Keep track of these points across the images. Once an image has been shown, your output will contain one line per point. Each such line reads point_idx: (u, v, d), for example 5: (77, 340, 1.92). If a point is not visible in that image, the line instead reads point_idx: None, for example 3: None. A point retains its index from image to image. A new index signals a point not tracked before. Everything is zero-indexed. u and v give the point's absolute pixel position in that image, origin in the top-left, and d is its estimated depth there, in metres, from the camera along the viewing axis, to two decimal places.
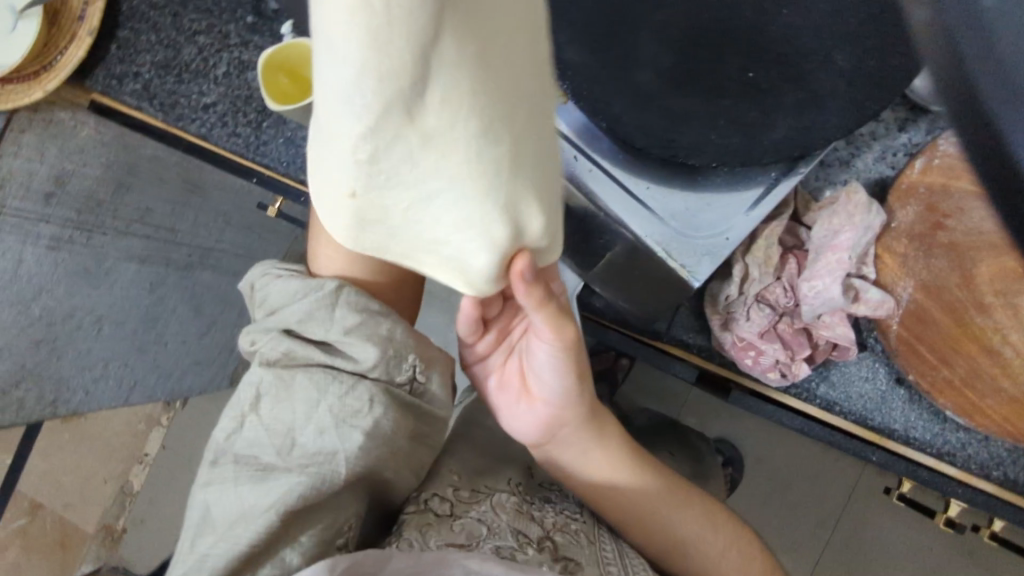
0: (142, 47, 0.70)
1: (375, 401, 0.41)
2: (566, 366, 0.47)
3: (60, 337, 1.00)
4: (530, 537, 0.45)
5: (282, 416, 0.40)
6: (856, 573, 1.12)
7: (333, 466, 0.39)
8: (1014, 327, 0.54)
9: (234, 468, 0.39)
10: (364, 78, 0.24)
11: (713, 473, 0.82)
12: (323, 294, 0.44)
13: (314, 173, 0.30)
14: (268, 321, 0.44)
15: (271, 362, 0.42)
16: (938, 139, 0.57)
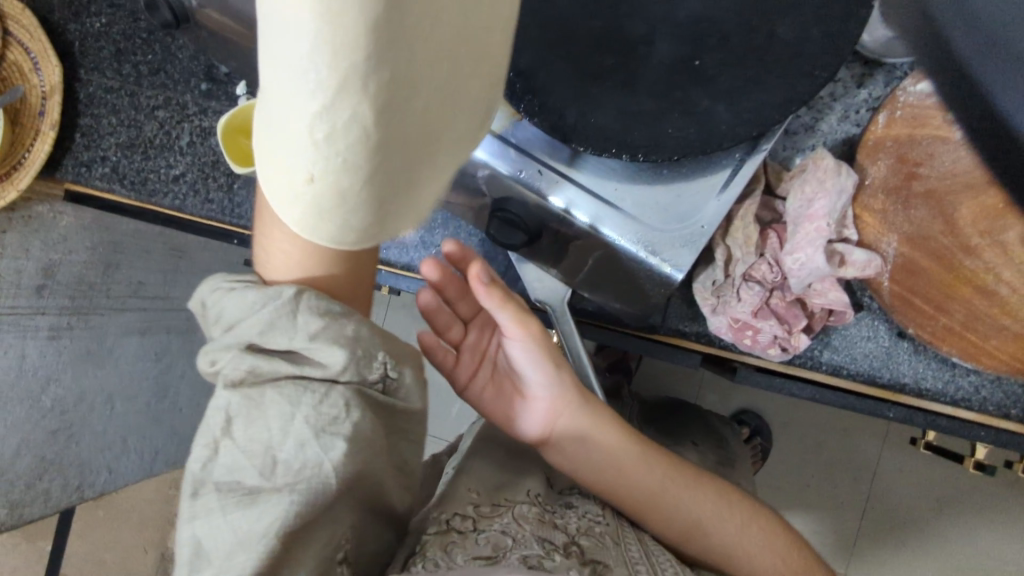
0: (105, 131, 0.71)
1: (353, 409, 0.34)
2: (542, 352, 0.50)
3: (76, 423, 0.99)
4: (556, 544, 0.43)
5: (258, 438, 0.33)
6: (901, 523, 1.12)
7: (324, 478, 0.33)
8: (1005, 265, 0.54)
9: (216, 499, 0.32)
10: (318, 48, 0.24)
11: (738, 459, 0.81)
12: (281, 300, 0.35)
13: (272, 166, 0.28)
14: (222, 337, 0.35)
15: (236, 383, 0.34)
16: (898, 90, 0.56)
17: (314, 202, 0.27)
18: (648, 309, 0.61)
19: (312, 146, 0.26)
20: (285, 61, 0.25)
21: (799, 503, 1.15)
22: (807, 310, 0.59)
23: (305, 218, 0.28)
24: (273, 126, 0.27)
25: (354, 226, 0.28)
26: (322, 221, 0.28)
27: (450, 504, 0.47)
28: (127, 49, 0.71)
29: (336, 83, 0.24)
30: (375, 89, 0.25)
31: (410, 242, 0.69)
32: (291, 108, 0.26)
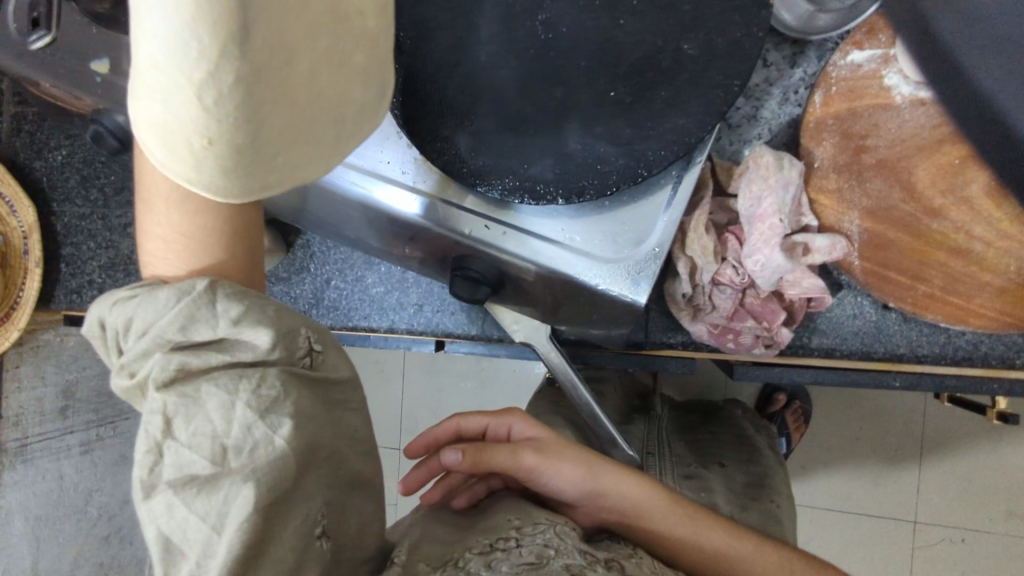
0: (87, 256, 0.75)
1: (290, 386, 0.37)
2: (549, 470, 0.50)
3: (124, 524, 1.04)
4: (596, 557, 0.41)
5: (202, 431, 0.34)
6: (954, 463, 1.10)
7: (281, 452, 0.35)
8: (974, 221, 0.53)
9: (173, 496, 0.33)
10: (193, 20, 0.28)
11: (773, 478, 0.77)
12: (195, 293, 0.38)
13: (166, 127, 0.31)
14: (137, 343, 0.37)
15: (168, 382, 0.35)
16: (828, 66, 0.55)
17: (203, 157, 0.32)
18: (626, 330, 0.61)
19: (195, 111, 0.30)
20: (157, 37, 0.29)
21: (845, 465, 1.14)
22: (785, 301, 0.59)
23: (195, 175, 0.32)
24: (144, 82, 0.31)
25: (241, 174, 0.32)
26: (227, 180, 0.32)
27: (493, 531, 0.44)
28: (90, 175, 0.74)
29: (214, 53, 0.28)
30: (242, 59, 0.29)
31: (388, 304, 0.70)
32: (171, 77, 0.30)
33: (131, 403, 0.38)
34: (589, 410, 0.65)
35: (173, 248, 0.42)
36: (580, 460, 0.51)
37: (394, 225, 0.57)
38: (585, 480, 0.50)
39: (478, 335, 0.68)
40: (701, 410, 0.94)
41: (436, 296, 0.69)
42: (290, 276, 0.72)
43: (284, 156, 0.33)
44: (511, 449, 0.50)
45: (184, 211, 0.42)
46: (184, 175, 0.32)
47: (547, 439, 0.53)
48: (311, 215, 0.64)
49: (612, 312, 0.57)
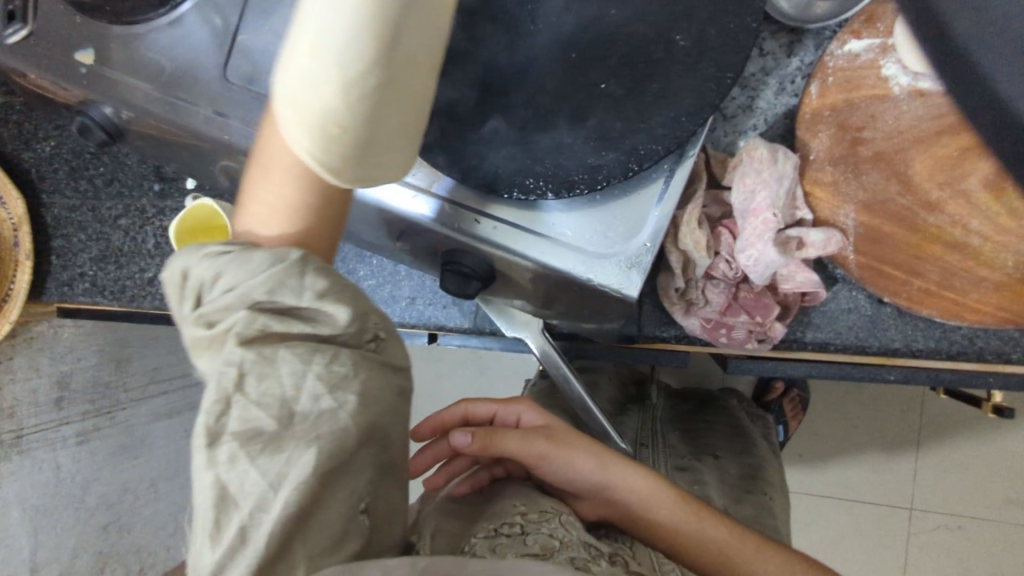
0: (78, 248, 0.74)
1: (360, 369, 0.36)
2: (561, 461, 0.49)
3: (124, 514, 1.03)
4: (600, 551, 0.41)
5: (272, 393, 0.33)
6: (951, 452, 1.10)
7: (343, 429, 0.34)
8: (970, 215, 0.52)
9: (237, 448, 0.32)
10: (363, 13, 0.30)
11: (767, 469, 0.76)
12: (289, 261, 0.36)
13: (294, 105, 0.32)
14: (220, 297, 0.36)
15: (247, 340, 0.34)
16: (825, 56, 0.54)
17: (324, 136, 0.32)
18: (618, 324, 0.61)
19: (337, 91, 0.31)
20: (324, 27, 0.30)
21: (843, 454, 1.13)
22: (779, 295, 0.58)
23: (314, 150, 0.32)
24: (294, 56, 0.31)
25: (352, 162, 0.33)
26: (338, 165, 0.33)
27: (498, 516, 0.44)
28: (79, 166, 0.73)
29: (375, 45, 0.30)
30: (389, 67, 0.31)
31: (381, 297, 0.70)
32: (320, 58, 0.31)
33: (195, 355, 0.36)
34: (583, 404, 0.64)
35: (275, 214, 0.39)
36: (591, 451, 0.51)
37: (384, 219, 0.56)
38: (593, 471, 0.49)
39: (471, 328, 0.68)
40: (696, 398, 0.93)
41: (431, 291, 0.68)
42: None
43: (387, 150, 0.34)
44: (521, 437, 0.49)
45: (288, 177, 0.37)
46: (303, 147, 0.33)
47: (558, 427, 0.52)
48: None
49: (606, 307, 0.57)
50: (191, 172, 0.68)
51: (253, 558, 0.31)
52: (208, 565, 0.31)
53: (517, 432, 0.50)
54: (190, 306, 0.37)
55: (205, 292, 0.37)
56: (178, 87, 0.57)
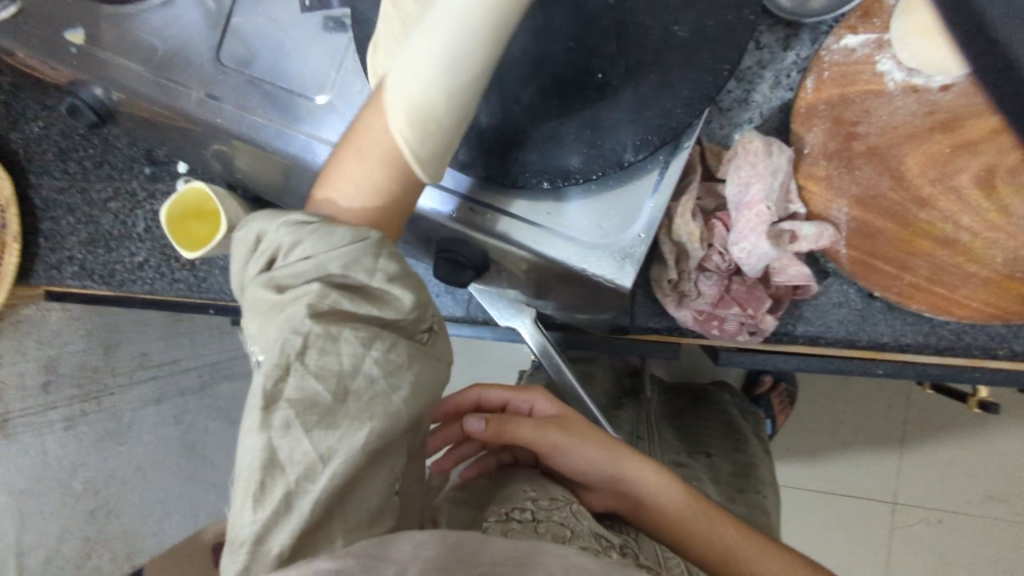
0: (66, 231, 0.73)
1: (414, 362, 0.36)
2: (577, 451, 0.49)
3: (109, 498, 1.05)
4: (611, 541, 0.42)
5: (329, 367, 0.34)
6: (937, 447, 1.11)
7: (394, 413, 0.35)
8: (961, 211, 0.53)
9: (293, 415, 0.33)
10: (478, 42, 0.39)
11: (760, 467, 0.77)
12: (370, 240, 0.38)
13: (405, 107, 0.40)
14: (295, 264, 0.37)
15: (317, 311, 0.35)
16: (821, 51, 0.54)
17: (418, 121, 0.40)
18: (610, 315, 0.61)
19: (447, 102, 0.40)
20: (445, 50, 0.39)
21: (831, 450, 1.15)
22: (772, 288, 0.58)
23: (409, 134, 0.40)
24: (410, 67, 0.40)
25: (438, 156, 0.41)
26: (428, 159, 0.41)
27: (508, 501, 0.44)
28: (69, 147, 0.72)
29: (480, 68, 0.40)
30: (483, 85, 0.41)
31: None
32: (435, 74, 0.39)
33: (255, 317, 0.37)
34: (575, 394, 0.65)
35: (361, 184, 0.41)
36: (603, 443, 0.50)
37: None
38: (606, 463, 0.50)
39: (465, 317, 0.68)
40: (689, 393, 0.94)
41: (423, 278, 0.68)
42: None
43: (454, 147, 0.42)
44: (537, 426, 0.49)
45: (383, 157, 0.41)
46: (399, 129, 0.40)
47: (571, 417, 0.52)
48: (294, 193, 0.63)
49: (600, 298, 0.57)
50: (183, 155, 0.67)
51: (299, 525, 0.32)
52: (249, 531, 0.32)
53: (532, 419, 0.50)
54: (262, 269, 0.38)
55: (280, 258, 0.38)
56: (170, 69, 0.56)
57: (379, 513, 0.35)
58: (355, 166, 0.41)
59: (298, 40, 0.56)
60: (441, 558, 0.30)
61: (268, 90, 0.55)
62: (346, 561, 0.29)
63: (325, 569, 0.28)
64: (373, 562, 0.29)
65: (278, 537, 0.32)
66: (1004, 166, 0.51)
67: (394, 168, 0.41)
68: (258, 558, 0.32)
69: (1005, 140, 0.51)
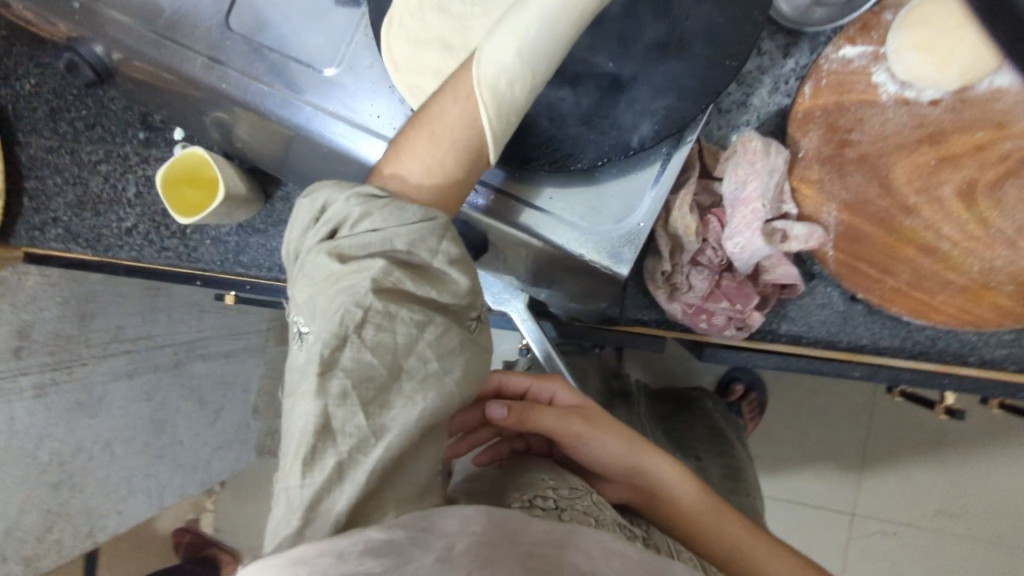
0: (52, 192, 0.72)
1: (464, 348, 0.38)
2: (600, 443, 0.50)
3: (75, 472, 1.02)
4: (631, 531, 0.43)
5: (385, 344, 0.35)
6: (900, 459, 1.14)
7: (448, 394, 0.36)
8: (942, 220, 0.55)
9: (350, 386, 0.33)
10: (563, 38, 0.42)
11: (747, 470, 0.79)
12: (435, 222, 0.39)
13: (490, 93, 0.41)
14: (360, 235, 0.37)
15: (380, 287, 0.35)
16: (820, 59, 0.56)
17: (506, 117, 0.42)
18: (603, 305, 0.62)
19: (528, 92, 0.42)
20: (536, 42, 0.41)
21: (797, 462, 1.18)
22: (759, 286, 0.60)
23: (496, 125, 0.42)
24: (500, 56, 0.41)
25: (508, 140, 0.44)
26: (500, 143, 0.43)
27: (529, 488, 0.44)
28: (60, 107, 0.71)
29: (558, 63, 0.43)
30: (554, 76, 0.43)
31: None
32: (522, 64, 0.41)
33: (314, 283, 0.37)
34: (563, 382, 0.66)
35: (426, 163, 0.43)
36: (622, 436, 0.51)
37: None
38: (626, 456, 0.50)
39: None
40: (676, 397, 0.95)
41: None
42: (267, 227, 0.70)
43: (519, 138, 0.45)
44: (560, 415, 0.50)
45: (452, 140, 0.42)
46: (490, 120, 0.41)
47: (592, 408, 0.52)
48: (295, 167, 0.63)
49: (595, 286, 0.58)
50: (180, 121, 0.67)
51: (354, 493, 0.32)
52: (303, 496, 0.32)
53: (555, 410, 0.50)
54: (322, 238, 0.39)
55: (343, 229, 0.38)
56: (177, 29, 0.55)
57: (425, 492, 0.36)
58: (424, 144, 0.43)
59: (295, 21, 0.55)
60: (487, 532, 0.33)
61: (274, 59, 0.54)
62: (396, 533, 0.31)
63: (377, 539, 0.30)
64: (422, 534, 0.32)
65: (333, 503, 0.32)
66: (984, 181, 0.54)
67: (464, 155, 0.43)
68: (311, 524, 0.32)
69: (987, 155, 0.53)
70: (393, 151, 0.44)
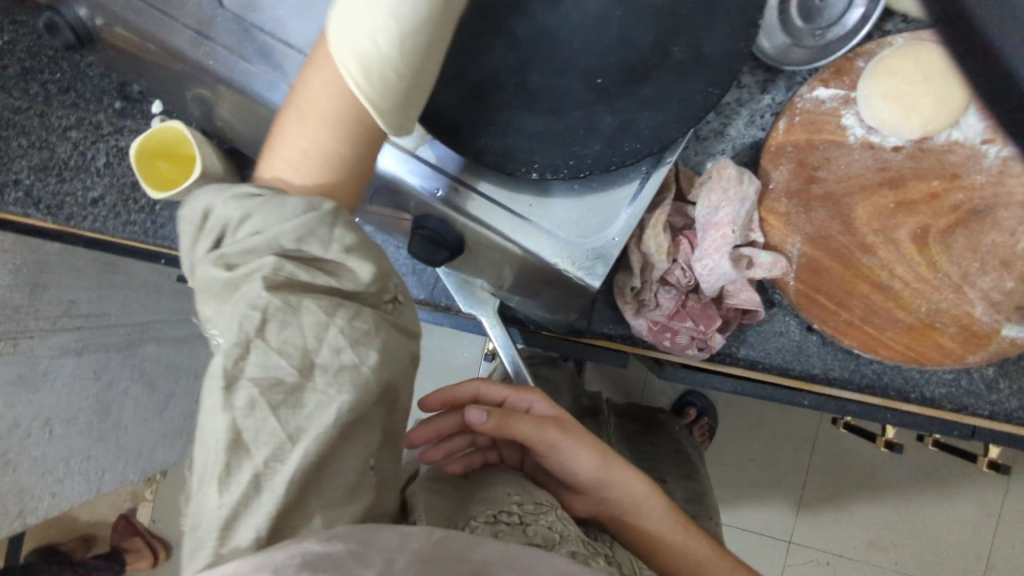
0: (16, 154, 0.69)
1: (381, 330, 0.36)
2: (575, 453, 0.51)
3: (12, 449, 0.99)
4: (595, 548, 0.44)
5: (293, 342, 0.33)
6: (839, 491, 1.18)
7: (365, 383, 0.34)
8: (896, 261, 0.58)
9: (258, 395, 0.31)
10: None
11: (710, 495, 0.80)
12: (321, 211, 0.36)
13: (357, 55, 0.37)
14: (245, 239, 0.35)
15: (272, 284, 0.34)
16: (795, 97, 0.59)
17: (387, 87, 0.37)
18: (572, 317, 0.64)
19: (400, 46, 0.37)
20: None
21: (741, 489, 1.20)
22: (723, 309, 0.62)
23: (375, 97, 0.37)
24: (360, 17, 0.37)
25: (401, 106, 0.39)
26: (390, 109, 0.38)
27: (494, 502, 0.45)
28: (33, 68, 0.69)
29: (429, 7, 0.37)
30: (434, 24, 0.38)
31: None
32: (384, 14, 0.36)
33: (206, 295, 0.35)
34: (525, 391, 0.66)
35: (303, 160, 0.39)
36: (596, 448, 0.52)
37: None
38: (599, 467, 0.51)
39: (425, 300, 0.71)
40: (644, 419, 0.97)
41: (391, 257, 0.71)
42: None
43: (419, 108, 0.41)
44: (538, 424, 0.50)
45: (332, 130, 0.39)
46: (366, 93, 0.37)
47: (568, 419, 0.53)
48: None
49: (565, 297, 0.59)
50: (161, 94, 0.65)
51: (274, 506, 0.31)
52: (217, 515, 0.31)
53: (532, 418, 0.50)
54: (209, 247, 0.36)
55: (229, 235, 0.36)
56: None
57: (351, 498, 0.34)
58: (300, 139, 0.40)
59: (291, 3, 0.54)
60: (428, 551, 0.32)
61: (263, 41, 0.53)
62: (335, 546, 0.29)
63: (315, 552, 0.29)
64: (362, 548, 0.30)
65: (246, 529, 0.31)
66: (937, 228, 0.57)
67: (349, 132, 0.39)
68: (235, 540, 0.31)
69: (939, 204, 0.57)
70: (271, 152, 0.40)
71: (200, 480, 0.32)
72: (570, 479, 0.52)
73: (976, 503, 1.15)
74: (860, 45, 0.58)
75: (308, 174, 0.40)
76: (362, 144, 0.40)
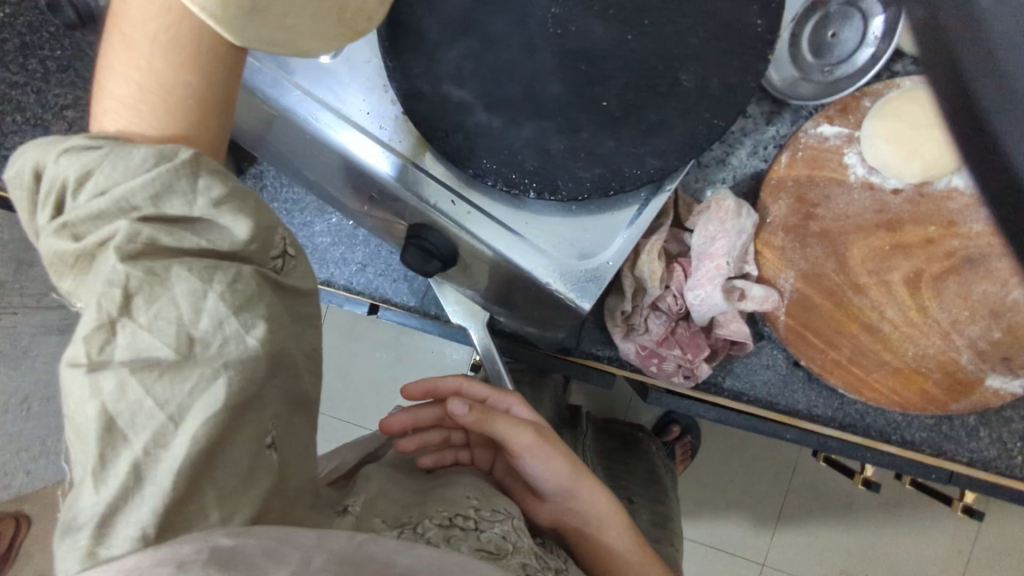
0: (8, 129, 0.68)
1: (263, 293, 0.33)
2: (549, 460, 0.50)
3: None
4: (546, 562, 0.43)
5: (166, 316, 0.29)
6: (814, 519, 1.18)
7: (250, 359, 0.31)
8: (888, 303, 0.58)
9: (128, 378, 0.28)
10: None
11: (675, 520, 0.80)
12: (176, 160, 0.31)
13: None
14: (88, 203, 0.30)
15: (131, 255, 0.30)
16: (799, 131, 0.59)
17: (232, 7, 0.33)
18: (561, 335, 0.64)
19: None
20: None
21: (716, 510, 1.21)
22: (712, 339, 0.62)
23: (219, 14, 0.32)
24: None
25: (251, 18, 0.33)
26: (241, 24, 0.33)
27: (451, 503, 0.44)
28: (32, 43, 0.68)
29: None
30: None
31: (331, 257, 0.72)
32: None
33: (57, 270, 0.31)
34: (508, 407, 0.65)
35: (148, 99, 0.33)
36: (569, 459, 0.52)
37: (360, 178, 0.55)
38: (568, 480, 0.51)
39: (416, 307, 0.70)
40: (619, 437, 0.97)
41: (386, 261, 0.71)
42: None
43: (303, 22, 0.36)
44: (517, 425, 0.50)
45: (178, 61, 0.33)
46: (209, 14, 0.32)
47: (545, 426, 0.53)
48: (272, 148, 0.62)
49: (553, 315, 0.59)
50: None
51: (159, 500, 0.28)
52: (93, 512, 0.27)
53: (512, 418, 0.50)
54: (51, 213, 0.31)
55: (69, 197, 0.31)
56: None
57: (245, 486, 0.31)
58: (137, 73, 0.33)
59: None
60: (347, 552, 0.29)
61: None
62: (246, 540, 0.27)
63: (223, 546, 0.26)
64: (275, 545, 0.27)
65: (126, 527, 0.27)
66: (929, 273, 0.57)
67: (211, 72, 0.34)
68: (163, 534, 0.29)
69: (935, 249, 0.56)
70: (104, 91, 0.34)
71: (77, 475, 0.28)
72: (538, 485, 0.51)
73: (950, 538, 1.16)
74: (868, 84, 0.58)
75: (154, 117, 0.33)
76: (225, 78, 0.35)
